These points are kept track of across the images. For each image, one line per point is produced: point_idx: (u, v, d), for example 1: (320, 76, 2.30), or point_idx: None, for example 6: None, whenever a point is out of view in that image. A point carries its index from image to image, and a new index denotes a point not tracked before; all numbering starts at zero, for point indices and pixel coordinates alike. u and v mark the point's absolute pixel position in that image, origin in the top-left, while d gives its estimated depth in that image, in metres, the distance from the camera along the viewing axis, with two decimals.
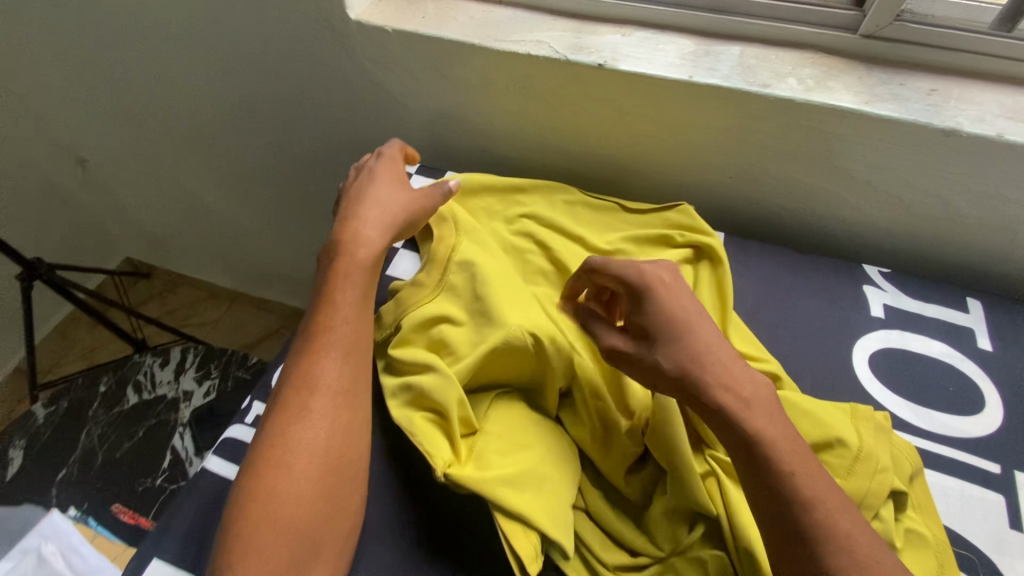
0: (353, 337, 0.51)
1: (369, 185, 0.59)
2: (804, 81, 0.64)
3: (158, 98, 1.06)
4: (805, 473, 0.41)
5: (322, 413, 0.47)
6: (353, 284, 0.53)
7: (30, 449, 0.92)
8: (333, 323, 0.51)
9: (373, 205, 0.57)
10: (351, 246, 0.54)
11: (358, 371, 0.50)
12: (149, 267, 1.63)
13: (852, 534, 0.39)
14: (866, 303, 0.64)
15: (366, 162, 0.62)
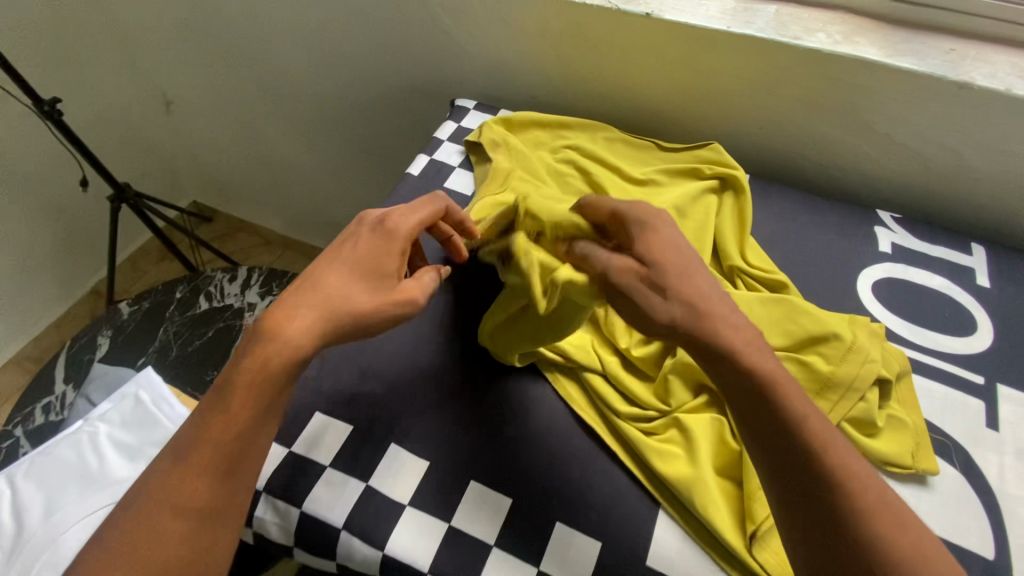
0: (231, 457, 0.43)
1: (333, 266, 0.49)
2: (832, 36, 0.70)
3: (240, 47, 1.18)
4: (834, 447, 0.41)
5: (167, 532, 0.40)
6: (247, 396, 0.43)
7: (116, 338, 1.05)
8: (212, 430, 0.42)
9: (317, 301, 0.46)
10: (263, 357, 0.43)
11: (230, 482, 0.43)
12: (212, 211, 1.78)
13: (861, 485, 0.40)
14: (875, 240, 0.70)
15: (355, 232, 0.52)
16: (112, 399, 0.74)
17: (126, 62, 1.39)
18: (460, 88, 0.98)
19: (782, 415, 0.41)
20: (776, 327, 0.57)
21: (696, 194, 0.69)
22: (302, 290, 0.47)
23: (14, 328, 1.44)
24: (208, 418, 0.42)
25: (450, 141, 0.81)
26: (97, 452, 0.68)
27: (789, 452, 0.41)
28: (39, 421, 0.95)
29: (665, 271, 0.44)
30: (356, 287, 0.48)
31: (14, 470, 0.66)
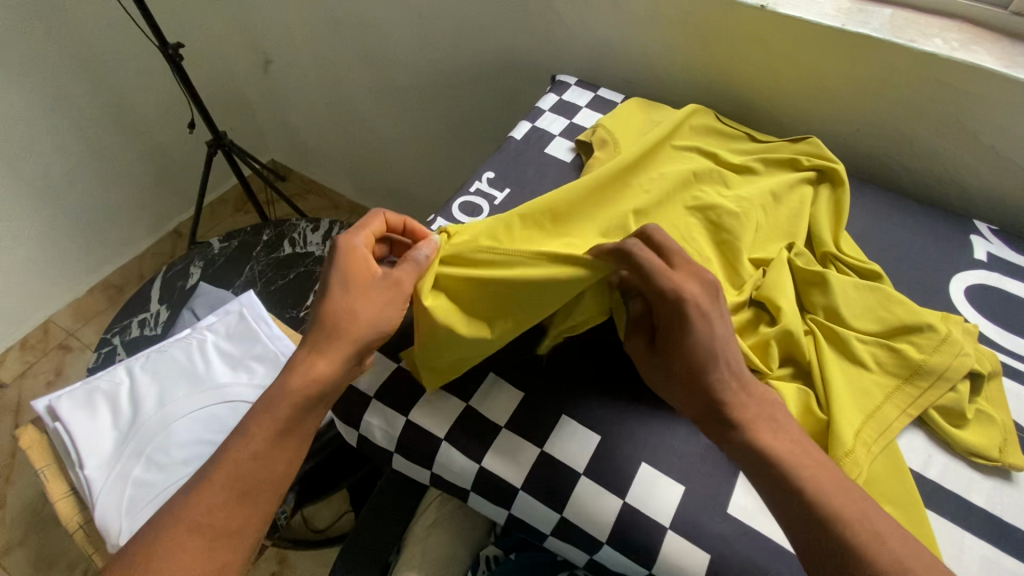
0: (249, 479, 0.47)
1: (339, 296, 0.53)
2: (949, 42, 0.71)
3: (347, 14, 1.25)
4: (817, 484, 0.44)
5: (194, 536, 0.45)
6: (276, 413, 0.49)
7: (207, 269, 1.13)
8: (240, 456, 0.48)
9: (337, 323, 0.52)
10: (288, 393, 0.50)
11: (247, 499, 0.47)
12: (288, 171, 1.87)
13: (870, 540, 0.42)
14: (971, 247, 0.70)
15: (337, 256, 0.54)
16: (217, 313, 0.80)
17: (233, 19, 1.48)
18: (556, 67, 1.02)
19: (790, 473, 0.44)
20: (868, 313, 0.59)
21: (793, 182, 0.70)
22: (315, 323, 0.53)
23: (104, 255, 1.56)
24: (236, 440, 0.48)
25: (552, 112, 0.84)
26: (205, 356, 0.74)
27: (794, 509, 0.44)
28: (135, 334, 1.03)
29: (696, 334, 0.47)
30: (354, 299, 0.53)
31: (132, 363, 0.72)
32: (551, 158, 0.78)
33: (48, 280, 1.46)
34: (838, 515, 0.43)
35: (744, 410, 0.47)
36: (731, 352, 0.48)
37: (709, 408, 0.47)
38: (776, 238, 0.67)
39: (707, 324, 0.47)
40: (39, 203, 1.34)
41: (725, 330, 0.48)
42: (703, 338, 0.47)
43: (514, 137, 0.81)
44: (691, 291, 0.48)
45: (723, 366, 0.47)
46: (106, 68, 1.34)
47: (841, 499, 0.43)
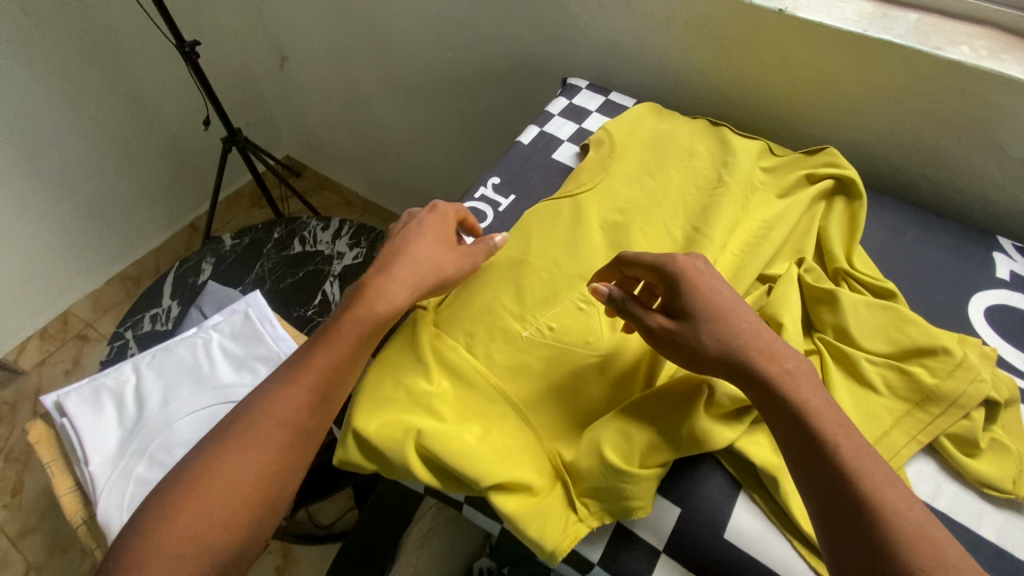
0: (325, 386, 0.51)
1: (413, 242, 0.59)
2: (977, 50, 0.67)
3: (362, 12, 1.25)
4: (843, 443, 0.41)
5: (274, 429, 0.47)
6: (354, 327, 0.53)
7: (218, 266, 1.14)
8: (319, 362, 0.51)
9: (409, 263, 0.57)
10: (364, 309, 0.53)
11: (321, 400, 0.50)
12: (303, 168, 1.88)
13: (900, 507, 0.38)
14: (993, 265, 0.67)
15: (418, 214, 0.63)
16: (223, 313, 0.81)
17: (249, 15, 1.49)
18: (569, 70, 1.00)
19: (817, 428, 0.42)
20: (880, 333, 0.57)
21: (806, 196, 0.69)
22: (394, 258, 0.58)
23: (121, 247, 1.58)
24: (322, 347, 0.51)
25: (561, 116, 0.83)
26: (209, 356, 0.75)
27: (814, 467, 0.40)
28: (146, 329, 1.04)
29: (698, 305, 0.48)
30: (429, 248, 0.59)
31: (139, 360, 0.74)
32: (559, 165, 0.77)
33: (67, 271, 1.49)
34: (861, 475, 0.39)
35: (768, 367, 0.45)
36: (736, 312, 0.48)
37: (711, 366, 0.46)
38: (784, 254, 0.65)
39: (708, 279, 0.50)
40: (59, 195, 1.37)
41: (727, 288, 0.49)
42: (705, 297, 0.48)
43: (521, 142, 0.80)
44: (683, 259, 0.51)
45: (728, 324, 0.47)
46: (124, 62, 1.35)
47: (867, 462, 0.40)
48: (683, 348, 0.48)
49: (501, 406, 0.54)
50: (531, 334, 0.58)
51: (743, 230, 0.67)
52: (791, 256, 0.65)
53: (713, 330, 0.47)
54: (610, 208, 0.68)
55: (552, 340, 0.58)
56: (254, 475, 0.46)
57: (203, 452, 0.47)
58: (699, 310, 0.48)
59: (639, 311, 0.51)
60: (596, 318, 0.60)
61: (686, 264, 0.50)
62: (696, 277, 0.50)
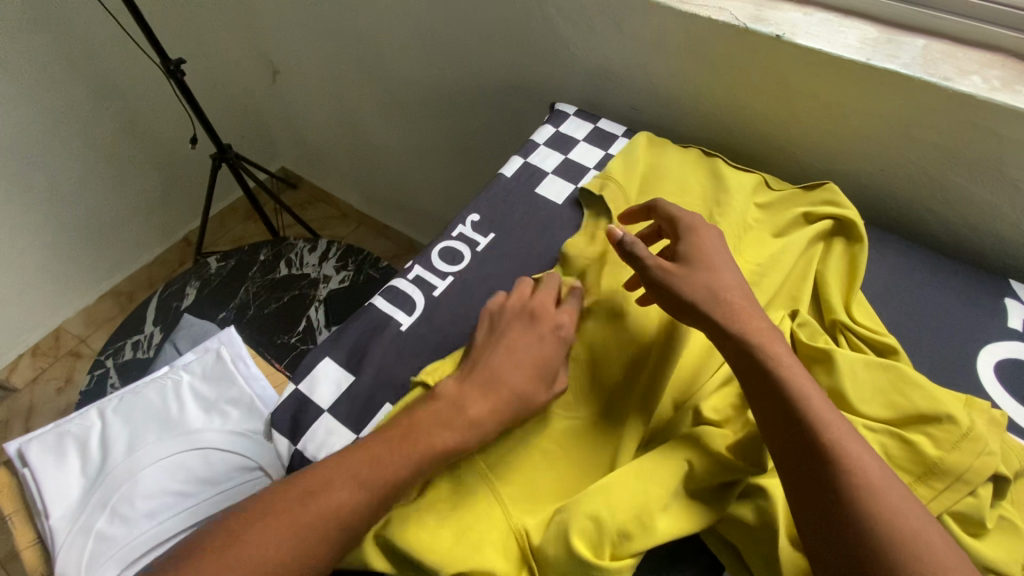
0: (391, 491, 0.45)
1: (520, 350, 0.54)
2: (989, 80, 0.63)
3: (350, 27, 1.21)
4: (809, 390, 0.45)
5: (327, 524, 0.43)
6: (441, 437, 0.48)
7: (203, 290, 1.12)
8: (393, 461, 0.46)
9: (507, 391, 0.51)
10: (462, 416, 0.49)
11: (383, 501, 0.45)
12: (299, 179, 1.84)
13: (856, 449, 0.42)
14: (1005, 313, 0.62)
15: (542, 306, 0.57)
16: (196, 350, 0.78)
17: (241, 28, 1.46)
18: (559, 92, 0.96)
19: (785, 377, 0.46)
20: (879, 396, 0.52)
21: (803, 239, 0.64)
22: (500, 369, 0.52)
23: (114, 263, 1.57)
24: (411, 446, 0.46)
25: (547, 145, 0.79)
26: (178, 398, 0.72)
27: (782, 403, 0.45)
28: (128, 356, 1.03)
29: (699, 259, 0.54)
30: (532, 365, 0.53)
31: (106, 404, 0.71)
32: (542, 199, 0.73)
33: (59, 289, 1.48)
34: (819, 419, 0.43)
35: (749, 317, 0.50)
36: (730, 271, 0.53)
37: (698, 303, 0.51)
38: (778, 302, 0.61)
39: (713, 240, 0.56)
40: (49, 213, 1.36)
41: (727, 253, 0.55)
42: (705, 250, 0.55)
43: (504, 174, 0.76)
44: (694, 219, 0.57)
45: (721, 279, 0.52)
46: (115, 78, 1.33)
47: (826, 411, 0.44)
48: (676, 287, 0.53)
49: (469, 472, 0.51)
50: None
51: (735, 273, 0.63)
52: (784, 305, 0.61)
53: (706, 277, 0.52)
54: (593, 251, 0.65)
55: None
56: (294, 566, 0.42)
57: (251, 514, 0.43)
58: (699, 262, 0.54)
59: (643, 251, 0.54)
60: (575, 372, 0.57)
61: (697, 224, 0.57)
62: (704, 235, 0.56)
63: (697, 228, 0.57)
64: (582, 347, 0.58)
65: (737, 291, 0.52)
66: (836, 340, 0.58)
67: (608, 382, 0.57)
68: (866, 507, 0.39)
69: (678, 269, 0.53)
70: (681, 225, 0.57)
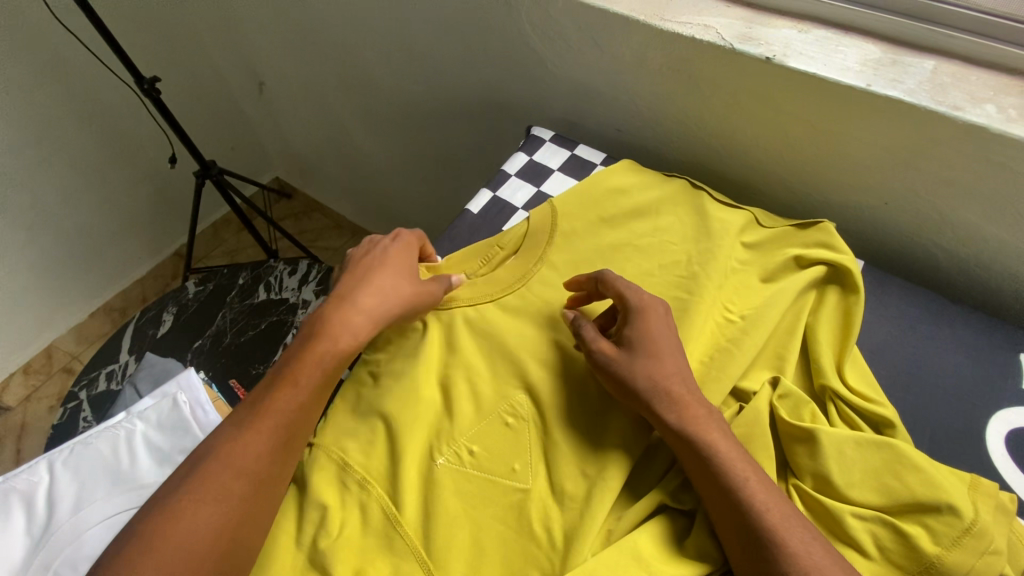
0: (287, 426, 0.50)
1: (373, 274, 0.59)
2: (1005, 110, 0.55)
3: (330, 39, 1.14)
4: (762, 495, 0.43)
5: (228, 479, 0.46)
6: (314, 369, 0.53)
7: (179, 317, 1.08)
8: (279, 399, 0.51)
9: (369, 303, 0.57)
10: (327, 338, 0.54)
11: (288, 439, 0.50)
12: (292, 189, 1.78)
13: (806, 542, 0.41)
14: (1019, 373, 0.56)
15: (376, 244, 0.63)
16: (154, 395, 0.75)
17: (223, 40, 1.40)
18: (542, 112, 0.90)
19: (732, 477, 0.44)
20: (869, 479, 0.47)
21: (794, 289, 0.58)
22: (350, 292, 0.58)
23: (105, 283, 1.52)
24: (285, 378, 0.52)
25: (518, 177, 0.75)
26: (130, 451, 0.70)
27: (725, 498, 0.44)
28: (101, 388, 1.00)
29: (642, 343, 0.51)
30: (393, 270, 0.60)
31: (55, 457, 0.68)
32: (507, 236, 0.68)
33: (48, 311, 1.43)
34: (771, 528, 0.42)
35: (692, 410, 0.47)
36: (673, 357, 0.51)
37: (643, 398, 0.49)
38: (759, 361, 0.56)
39: (660, 320, 0.53)
40: None
41: (674, 336, 0.52)
42: (650, 333, 0.52)
43: (471, 211, 0.73)
44: (639, 297, 0.54)
45: (664, 362, 0.50)
46: (96, 96, 1.25)
47: (780, 516, 0.42)
48: (620, 377, 0.50)
49: (408, 562, 0.48)
50: (445, 461, 0.52)
51: (714, 328, 0.57)
52: (767, 365, 0.56)
53: (651, 364, 0.50)
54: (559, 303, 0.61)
55: (469, 468, 0.51)
56: (217, 534, 0.44)
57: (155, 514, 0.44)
58: (641, 343, 0.51)
59: (589, 335, 0.53)
60: (525, 435, 0.53)
61: (643, 302, 0.53)
62: (652, 315, 0.53)
63: (642, 305, 0.53)
64: (535, 410, 0.54)
65: (686, 377, 0.50)
66: (826, 410, 0.52)
67: (562, 455, 0.51)
68: None
69: (624, 356, 0.51)
70: (628, 303, 0.54)
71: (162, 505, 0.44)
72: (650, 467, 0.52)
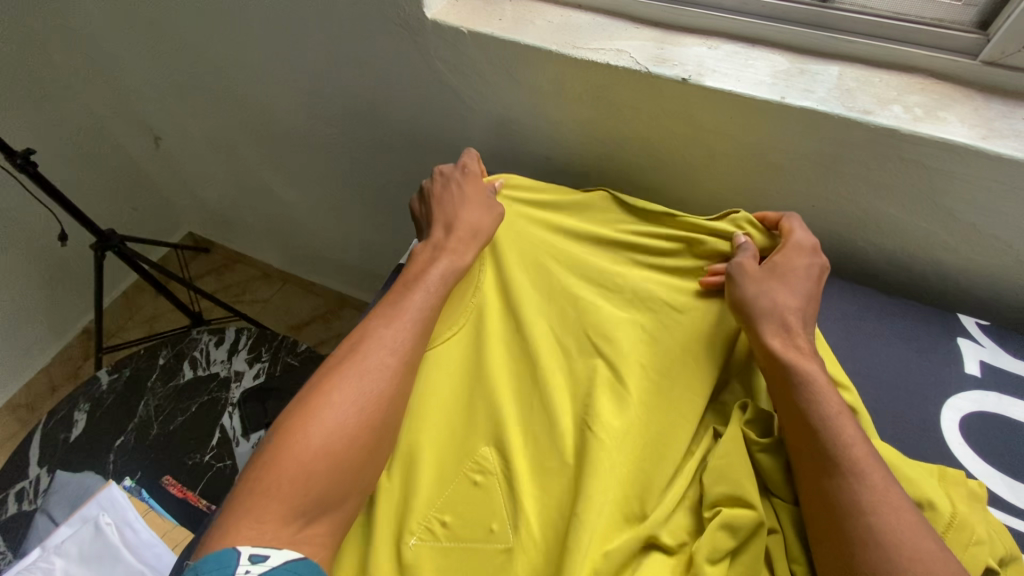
0: (422, 324, 0.56)
1: (463, 197, 0.65)
2: (911, 109, 0.58)
3: (229, 86, 1.06)
4: (841, 414, 0.48)
5: (382, 357, 0.52)
6: (439, 276, 0.60)
7: (94, 413, 0.96)
8: (414, 297, 0.57)
9: (467, 224, 0.63)
10: (444, 253, 0.61)
11: (403, 383, 0.53)
12: (209, 243, 1.64)
13: (886, 484, 0.44)
14: (960, 358, 0.58)
15: (450, 169, 0.67)
16: (72, 522, 0.66)
17: (105, 96, 1.27)
18: (467, 145, 0.86)
19: (819, 392, 0.49)
20: None
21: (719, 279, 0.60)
22: (448, 211, 0.64)
23: (1, 379, 1.33)
24: (419, 285, 0.58)
25: None
26: None
27: (809, 423, 0.48)
28: (11, 511, 0.89)
29: (783, 271, 0.57)
30: (472, 233, 0.63)
31: None
32: None
33: None
34: (844, 438, 0.46)
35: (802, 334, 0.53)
36: (804, 290, 0.56)
37: (765, 308, 0.54)
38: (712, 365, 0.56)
39: (805, 258, 0.58)
40: None
41: (812, 276, 0.57)
42: (795, 259, 0.57)
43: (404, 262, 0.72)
44: (798, 235, 0.59)
45: (792, 293, 0.55)
46: None
47: (856, 438, 0.46)
48: (747, 286, 0.56)
49: None
50: (418, 540, 0.49)
51: (672, 359, 0.57)
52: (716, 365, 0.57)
53: (782, 290, 0.55)
54: (502, 343, 0.60)
55: (445, 541, 0.49)
56: (377, 405, 0.50)
57: (289, 422, 0.48)
58: (780, 269, 0.57)
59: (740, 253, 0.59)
60: (495, 492, 0.51)
61: (803, 239, 0.59)
62: (803, 252, 0.58)
63: (801, 241, 0.59)
64: (500, 461, 0.52)
65: (807, 315, 0.55)
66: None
67: (539, 503, 0.50)
68: (865, 539, 0.42)
69: (763, 275, 0.56)
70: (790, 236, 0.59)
71: (333, 373, 0.51)
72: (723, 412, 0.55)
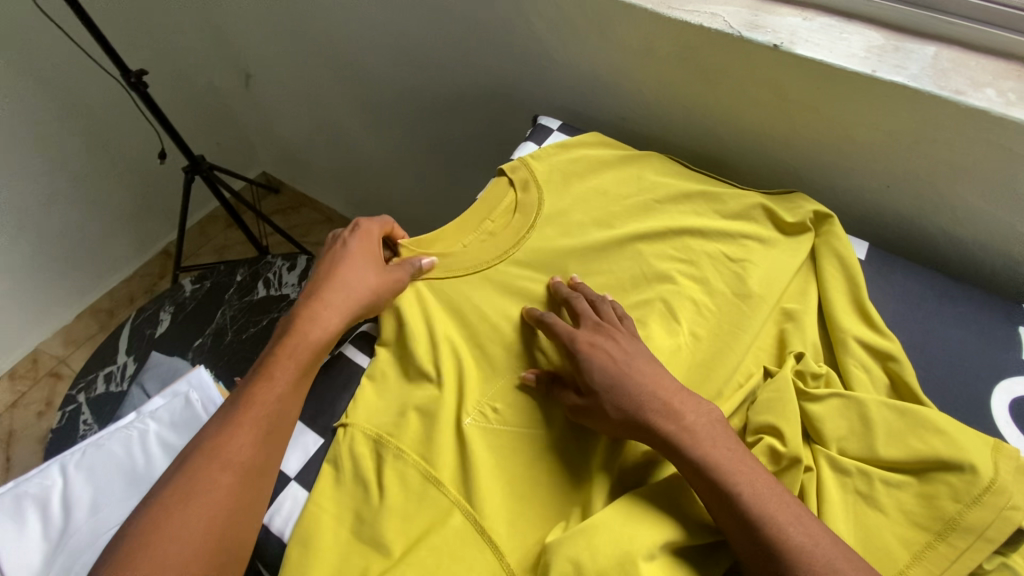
0: (270, 419, 0.51)
1: (339, 268, 0.60)
2: (1005, 94, 0.58)
3: (325, 29, 1.12)
4: (750, 485, 0.45)
5: (214, 474, 0.47)
6: (292, 366, 0.54)
7: (177, 314, 1.06)
8: (258, 389, 0.52)
9: (337, 292, 0.58)
10: (296, 333, 0.56)
11: (252, 492, 0.48)
12: (280, 184, 1.74)
13: (807, 547, 0.42)
14: (1020, 345, 0.59)
15: (341, 240, 0.64)
16: (164, 394, 0.75)
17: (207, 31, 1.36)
18: (546, 101, 0.90)
19: (723, 476, 0.46)
20: (892, 439, 0.51)
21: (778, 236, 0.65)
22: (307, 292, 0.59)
23: (90, 281, 1.46)
24: (257, 379, 0.53)
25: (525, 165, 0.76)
26: (145, 450, 0.69)
27: (730, 499, 0.45)
28: (100, 389, 0.98)
29: (600, 385, 0.51)
30: (342, 305, 0.58)
31: (67, 459, 0.68)
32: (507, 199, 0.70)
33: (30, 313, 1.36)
34: (766, 516, 0.44)
35: (669, 430, 0.48)
36: (640, 375, 0.51)
37: (619, 428, 0.50)
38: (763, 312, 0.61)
39: (610, 345, 0.53)
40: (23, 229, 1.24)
41: (626, 353, 0.53)
42: (606, 367, 0.52)
43: None
44: (581, 333, 0.55)
45: (631, 391, 0.50)
46: (77, 92, 1.18)
47: (774, 503, 0.45)
48: (596, 415, 0.51)
49: (454, 515, 0.50)
50: (474, 420, 0.55)
51: (724, 306, 0.62)
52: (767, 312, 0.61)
53: (620, 393, 0.50)
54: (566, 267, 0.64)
55: (496, 425, 0.55)
56: (220, 517, 0.46)
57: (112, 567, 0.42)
58: (603, 377, 0.51)
59: (556, 389, 0.54)
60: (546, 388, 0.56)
61: (605, 323, 0.56)
62: (601, 339, 0.54)
63: (605, 331, 0.55)
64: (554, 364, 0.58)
65: (672, 406, 0.49)
66: (846, 346, 0.57)
67: None
68: None
69: (598, 397, 0.51)
70: (572, 341, 0.54)
71: (158, 503, 0.45)
72: (624, 481, 0.52)
